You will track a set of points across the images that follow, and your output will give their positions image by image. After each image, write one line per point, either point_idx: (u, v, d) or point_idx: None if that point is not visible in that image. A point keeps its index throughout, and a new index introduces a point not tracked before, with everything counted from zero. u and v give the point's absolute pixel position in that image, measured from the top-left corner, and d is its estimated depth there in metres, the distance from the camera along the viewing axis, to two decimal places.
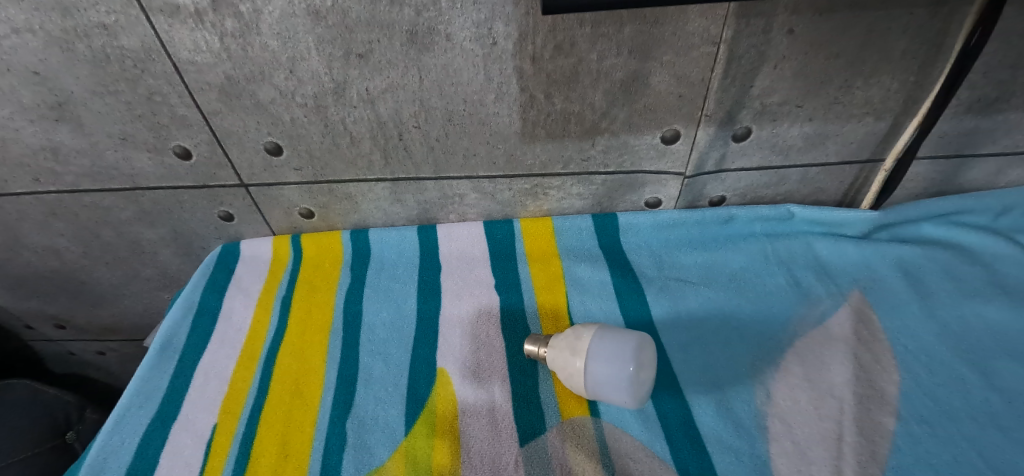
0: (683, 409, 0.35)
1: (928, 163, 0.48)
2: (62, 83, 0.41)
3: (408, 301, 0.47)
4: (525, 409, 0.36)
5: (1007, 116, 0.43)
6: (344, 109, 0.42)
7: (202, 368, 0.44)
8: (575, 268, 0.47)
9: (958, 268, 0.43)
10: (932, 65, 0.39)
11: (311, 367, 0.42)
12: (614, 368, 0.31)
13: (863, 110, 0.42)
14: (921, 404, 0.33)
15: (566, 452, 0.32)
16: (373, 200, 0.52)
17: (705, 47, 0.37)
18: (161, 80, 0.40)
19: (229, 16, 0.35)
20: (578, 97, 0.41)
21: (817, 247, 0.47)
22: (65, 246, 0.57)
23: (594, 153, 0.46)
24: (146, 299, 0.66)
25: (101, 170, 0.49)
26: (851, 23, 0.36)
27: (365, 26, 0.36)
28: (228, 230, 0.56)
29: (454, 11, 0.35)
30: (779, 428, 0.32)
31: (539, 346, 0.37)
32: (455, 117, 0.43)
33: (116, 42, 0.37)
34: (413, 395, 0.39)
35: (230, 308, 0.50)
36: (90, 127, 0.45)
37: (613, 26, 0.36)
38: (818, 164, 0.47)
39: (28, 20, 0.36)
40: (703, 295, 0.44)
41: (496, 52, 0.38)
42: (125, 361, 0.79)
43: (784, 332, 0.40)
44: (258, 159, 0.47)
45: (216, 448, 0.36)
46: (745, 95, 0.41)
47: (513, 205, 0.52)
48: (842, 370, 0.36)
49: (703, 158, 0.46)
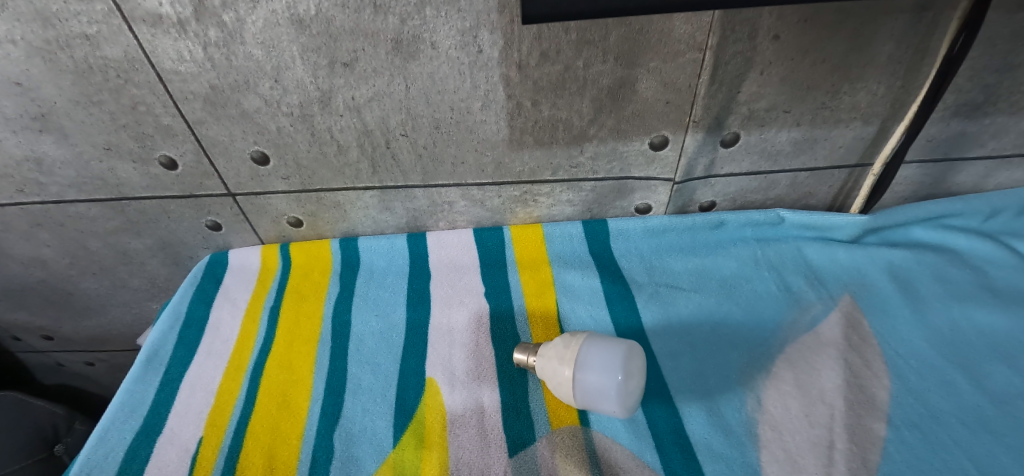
0: (674, 417, 0.34)
1: (917, 167, 0.48)
2: (45, 93, 0.40)
3: (397, 310, 0.47)
4: (514, 419, 0.36)
5: (993, 119, 0.43)
6: (330, 118, 0.42)
7: (189, 380, 0.43)
8: (564, 275, 0.47)
9: (947, 272, 0.43)
10: (918, 69, 0.39)
11: (299, 378, 0.42)
12: (603, 378, 0.31)
13: (851, 114, 0.42)
14: (912, 410, 0.33)
15: (556, 464, 0.32)
16: (362, 209, 0.52)
17: (691, 53, 0.37)
18: (145, 89, 0.40)
19: (213, 26, 0.35)
20: (565, 104, 0.41)
21: (807, 252, 0.47)
22: (51, 257, 0.57)
23: (583, 159, 0.46)
24: (135, 309, 0.65)
25: (86, 180, 0.48)
26: (835, 29, 0.36)
27: (349, 35, 0.36)
28: (216, 239, 0.56)
29: (439, 19, 0.35)
30: (771, 435, 0.32)
31: (528, 355, 0.36)
32: (443, 125, 0.43)
33: (98, 51, 0.37)
34: (401, 406, 0.38)
35: (218, 319, 0.49)
36: (74, 138, 0.44)
37: (598, 33, 0.36)
38: (807, 169, 0.47)
39: (9, 30, 0.35)
40: (694, 301, 0.44)
41: (482, 59, 0.38)
42: (115, 372, 0.78)
43: (774, 337, 0.40)
44: (245, 168, 0.47)
45: (200, 461, 0.36)
46: (732, 100, 0.41)
47: (503, 212, 0.52)
48: (832, 376, 0.35)
49: (692, 164, 0.46)
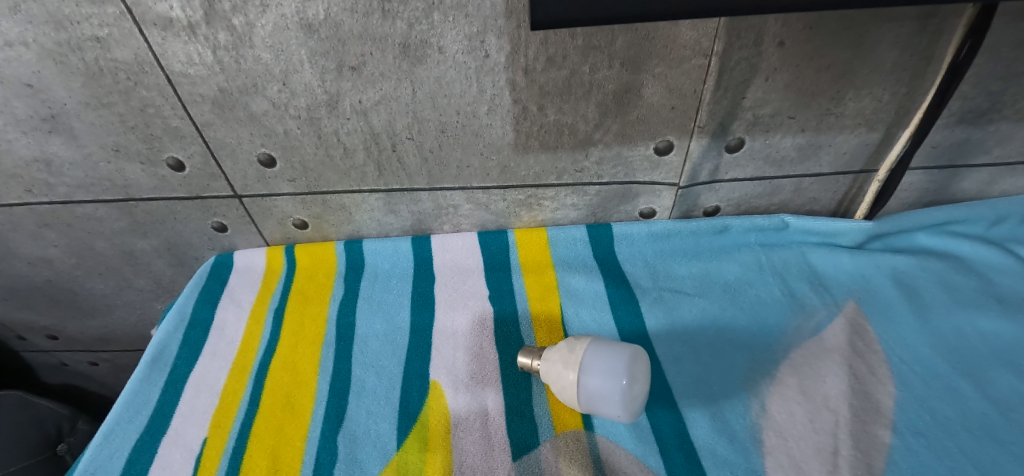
0: (678, 422, 0.34)
1: (921, 173, 0.48)
2: (55, 95, 0.41)
3: (402, 312, 0.47)
4: (518, 423, 0.35)
5: (998, 126, 0.43)
6: (337, 121, 0.42)
7: (194, 381, 0.43)
8: (569, 279, 0.47)
9: (953, 278, 0.43)
10: (923, 76, 0.39)
11: (303, 380, 0.42)
12: (608, 383, 0.30)
13: (856, 121, 0.43)
14: (917, 417, 0.33)
15: (560, 467, 0.32)
16: (367, 211, 0.52)
17: (697, 59, 0.37)
18: (154, 92, 0.40)
19: (222, 29, 0.36)
20: (571, 108, 0.41)
21: (812, 257, 0.47)
22: (58, 257, 0.57)
23: (588, 164, 0.46)
24: (140, 310, 0.65)
25: (94, 181, 0.48)
26: (841, 36, 0.36)
27: (357, 39, 0.36)
28: (221, 240, 0.56)
29: (445, 24, 0.35)
30: (774, 441, 0.32)
31: (532, 359, 0.36)
32: (449, 128, 0.43)
33: (109, 54, 0.37)
34: (404, 409, 0.38)
35: (223, 319, 0.50)
36: (82, 139, 0.44)
37: (604, 39, 0.36)
38: (812, 174, 0.47)
39: (21, 33, 0.36)
40: (698, 306, 0.44)
41: (489, 64, 0.38)
42: (118, 372, 0.78)
43: (779, 342, 0.40)
44: (251, 170, 0.47)
45: (205, 462, 0.36)
46: (737, 106, 0.41)
47: (507, 216, 0.52)
48: (837, 382, 0.35)
49: (697, 169, 0.46)
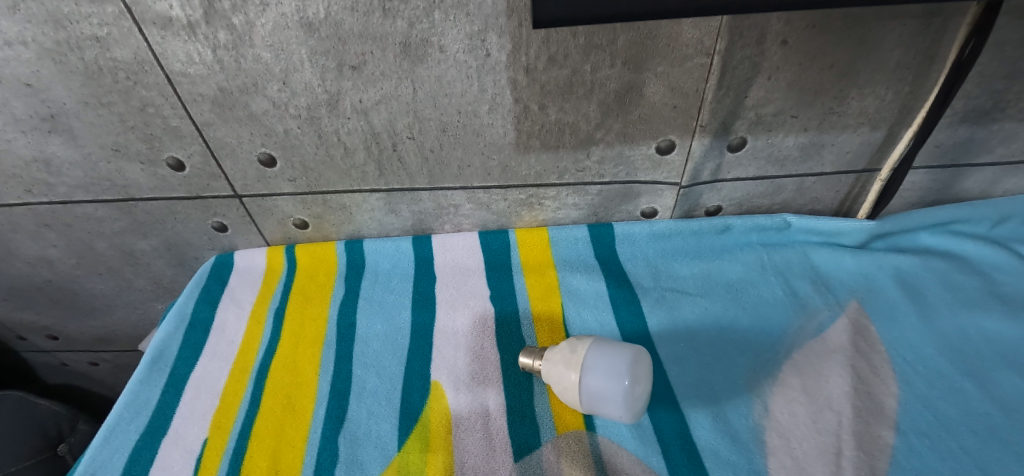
0: (680, 422, 0.34)
1: (924, 173, 0.48)
2: (54, 95, 0.40)
3: (402, 312, 0.47)
4: (520, 423, 0.35)
5: (1002, 126, 0.43)
6: (338, 121, 0.42)
7: (194, 381, 0.43)
8: (570, 279, 0.47)
9: (956, 278, 0.43)
10: (927, 75, 0.39)
11: (304, 380, 0.42)
12: (610, 383, 0.30)
13: (858, 120, 0.42)
14: (920, 417, 0.32)
15: (562, 468, 0.32)
16: (368, 211, 0.52)
17: (699, 58, 0.37)
18: (154, 91, 0.40)
19: (221, 28, 0.35)
20: (572, 107, 0.41)
21: (814, 257, 0.47)
22: (57, 257, 0.57)
23: (589, 163, 0.46)
24: (140, 310, 0.65)
25: (94, 181, 0.48)
26: (844, 35, 0.36)
27: (358, 38, 0.36)
28: (222, 240, 0.56)
29: (446, 23, 0.35)
30: (777, 442, 0.32)
31: (534, 359, 0.36)
32: (450, 128, 0.43)
33: (108, 53, 0.37)
34: (405, 409, 0.38)
35: (223, 320, 0.49)
36: (82, 139, 0.44)
37: (605, 37, 0.36)
38: (814, 174, 0.47)
39: (20, 32, 0.36)
40: (700, 306, 0.44)
41: (490, 63, 0.38)
42: (118, 372, 0.78)
43: (781, 343, 0.39)
44: (252, 170, 0.47)
45: (206, 462, 0.36)
46: (739, 105, 0.40)
47: (508, 215, 0.52)
48: (840, 382, 0.35)
49: (698, 169, 0.46)
